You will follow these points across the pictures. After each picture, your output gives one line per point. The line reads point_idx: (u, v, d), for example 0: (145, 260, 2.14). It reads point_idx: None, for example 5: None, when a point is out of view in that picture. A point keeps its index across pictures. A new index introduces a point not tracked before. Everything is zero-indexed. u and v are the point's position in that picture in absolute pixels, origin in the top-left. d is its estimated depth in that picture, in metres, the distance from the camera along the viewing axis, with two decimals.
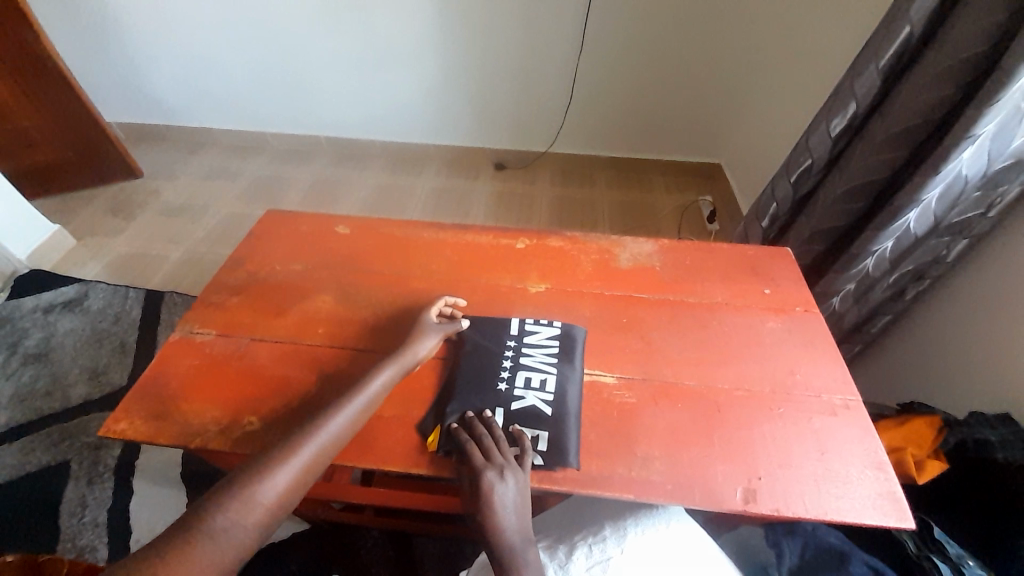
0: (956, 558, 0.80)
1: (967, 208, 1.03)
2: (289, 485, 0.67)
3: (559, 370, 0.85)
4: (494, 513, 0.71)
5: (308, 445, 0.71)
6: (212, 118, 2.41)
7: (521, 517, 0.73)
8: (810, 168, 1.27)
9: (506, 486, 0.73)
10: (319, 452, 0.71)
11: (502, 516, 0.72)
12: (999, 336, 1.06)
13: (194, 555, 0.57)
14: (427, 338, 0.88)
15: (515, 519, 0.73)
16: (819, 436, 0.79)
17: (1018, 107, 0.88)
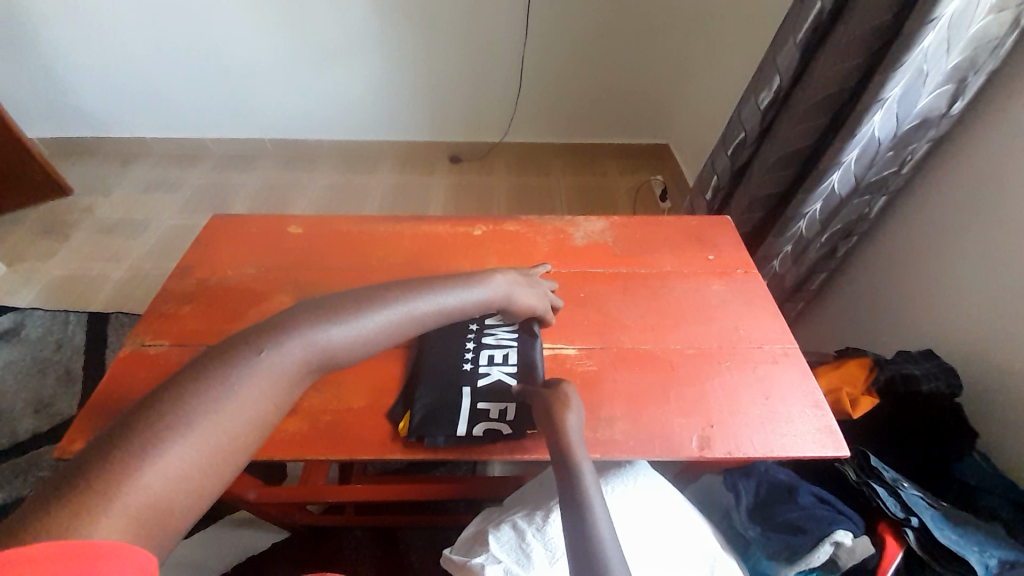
0: (891, 481, 0.87)
1: (883, 166, 1.12)
2: (271, 389, 0.58)
3: (521, 342, 0.87)
4: (562, 410, 0.73)
5: (295, 345, 0.61)
6: (146, 127, 2.28)
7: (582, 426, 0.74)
8: (745, 140, 1.35)
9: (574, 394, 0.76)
10: (307, 359, 0.62)
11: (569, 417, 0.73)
12: (918, 280, 1.18)
13: (173, 460, 0.50)
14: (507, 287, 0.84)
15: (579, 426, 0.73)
16: (763, 383, 0.86)
17: (918, 70, 0.97)
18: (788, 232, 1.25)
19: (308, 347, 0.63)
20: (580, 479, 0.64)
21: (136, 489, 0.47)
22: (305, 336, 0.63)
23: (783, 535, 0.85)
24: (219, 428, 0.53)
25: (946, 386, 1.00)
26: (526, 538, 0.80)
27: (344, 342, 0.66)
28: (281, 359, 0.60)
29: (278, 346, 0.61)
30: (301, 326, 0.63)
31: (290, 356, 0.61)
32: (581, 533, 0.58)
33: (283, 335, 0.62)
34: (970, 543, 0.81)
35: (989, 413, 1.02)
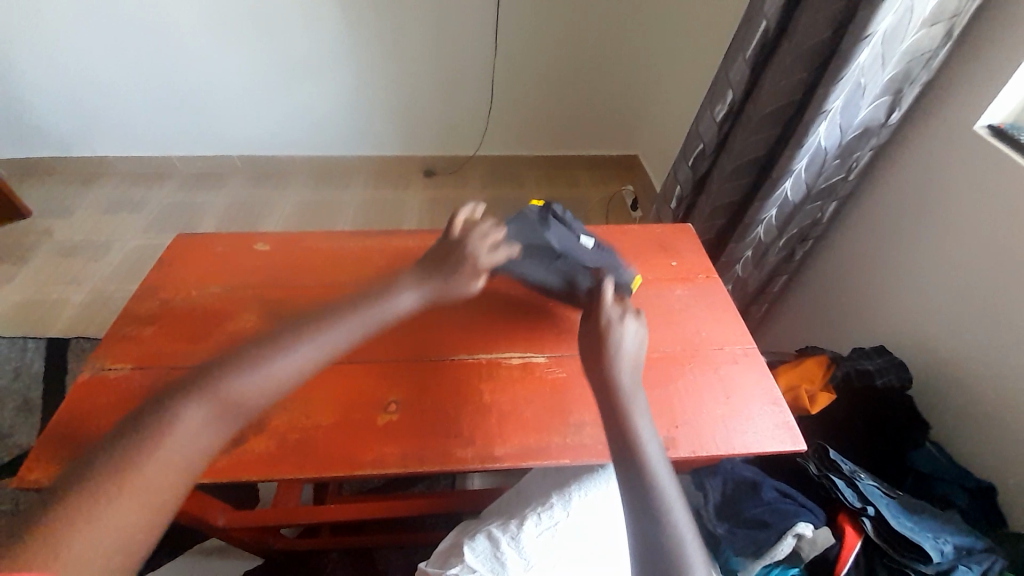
0: (849, 473, 0.91)
1: (831, 174, 1.19)
2: (184, 448, 0.72)
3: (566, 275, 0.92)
4: (618, 350, 0.82)
5: (197, 405, 0.74)
6: (110, 147, 2.23)
7: (636, 367, 0.82)
8: (704, 151, 1.41)
9: (634, 335, 0.85)
10: (216, 414, 0.75)
11: (622, 358, 0.81)
12: (868, 280, 1.25)
13: (107, 510, 0.64)
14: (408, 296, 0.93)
15: (630, 367, 0.81)
16: (724, 382, 0.90)
17: (857, 83, 1.04)
18: (747, 237, 1.31)
19: (211, 404, 0.75)
20: (637, 433, 0.73)
21: (78, 542, 0.61)
22: (207, 395, 0.75)
23: (750, 530, 0.88)
24: (141, 477, 0.67)
25: (897, 380, 1.06)
26: (501, 547, 0.81)
27: (244, 394, 0.78)
28: (191, 418, 0.73)
29: (184, 409, 0.73)
30: (200, 389, 0.75)
31: (195, 417, 0.73)
32: (639, 484, 0.69)
33: (189, 398, 0.74)
34: (924, 530, 0.84)
35: (938, 404, 1.08)
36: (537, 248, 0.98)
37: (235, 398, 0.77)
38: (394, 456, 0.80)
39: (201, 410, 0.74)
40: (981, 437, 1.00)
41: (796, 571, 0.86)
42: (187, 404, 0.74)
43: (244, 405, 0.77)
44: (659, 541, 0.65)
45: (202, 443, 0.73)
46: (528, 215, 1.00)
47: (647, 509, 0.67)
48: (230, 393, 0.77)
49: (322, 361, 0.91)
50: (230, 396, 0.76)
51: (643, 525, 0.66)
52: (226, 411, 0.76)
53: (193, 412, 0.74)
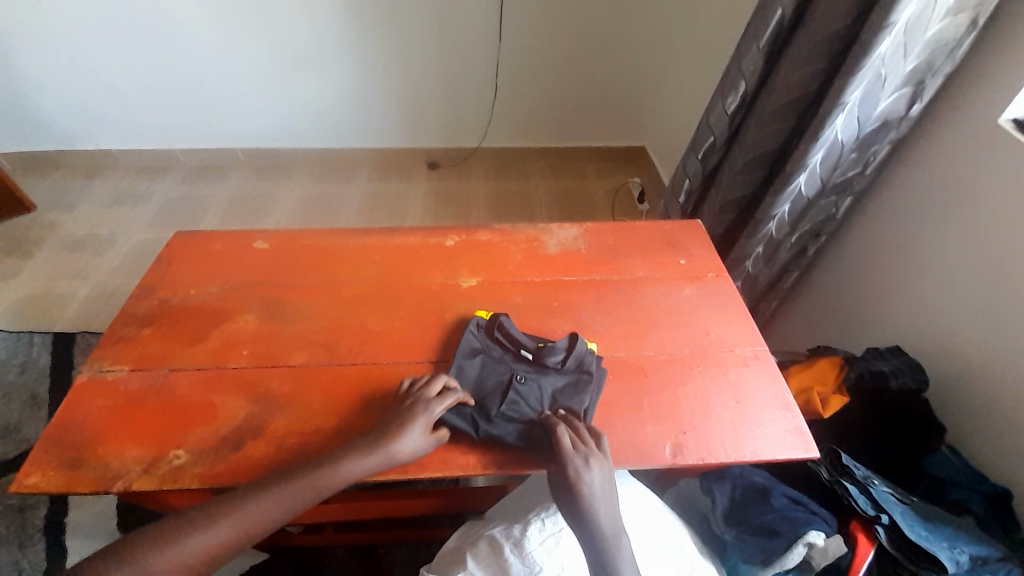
0: (862, 479, 0.89)
1: (847, 168, 1.15)
2: (185, 568, 0.66)
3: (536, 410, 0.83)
4: (591, 506, 0.71)
5: (214, 530, 0.68)
6: (113, 139, 2.21)
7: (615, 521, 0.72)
8: (714, 144, 1.36)
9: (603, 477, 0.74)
10: (229, 539, 0.69)
11: (596, 513, 0.71)
12: (883, 279, 1.21)
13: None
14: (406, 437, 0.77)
15: (610, 522, 0.71)
16: (734, 386, 0.88)
17: (877, 74, 1.00)
18: (758, 234, 1.27)
19: (226, 530, 0.69)
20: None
21: None
22: (225, 520, 0.69)
23: (759, 538, 0.85)
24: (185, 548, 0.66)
25: (913, 382, 1.03)
26: (505, 555, 0.79)
27: (261, 523, 0.70)
28: (203, 541, 0.67)
29: (202, 528, 0.68)
30: (220, 513, 0.69)
31: (207, 540, 0.67)
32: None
33: (209, 519, 0.68)
34: (940, 539, 0.82)
35: (954, 408, 1.05)
36: (494, 377, 0.87)
37: (247, 530, 0.69)
38: (394, 462, 0.79)
39: (215, 535, 0.68)
40: (998, 443, 0.97)
41: None
42: (205, 524, 0.68)
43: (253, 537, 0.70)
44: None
45: (207, 566, 0.68)
46: (471, 342, 0.91)
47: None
48: (246, 518, 0.70)
49: (322, 364, 0.90)
50: (245, 523, 0.69)
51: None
52: (239, 539, 0.69)
53: (207, 532, 0.68)
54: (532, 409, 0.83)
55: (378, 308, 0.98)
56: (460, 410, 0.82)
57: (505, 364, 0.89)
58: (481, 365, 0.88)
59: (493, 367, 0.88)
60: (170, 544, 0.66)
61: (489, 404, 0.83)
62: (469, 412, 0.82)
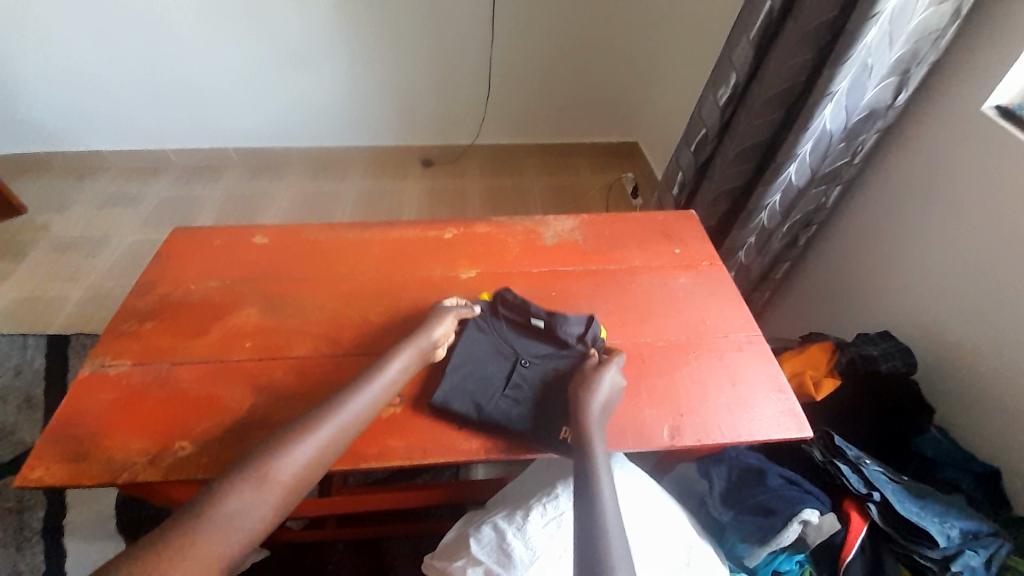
0: (854, 458, 0.91)
1: (836, 157, 1.17)
2: (296, 478, 0.70)
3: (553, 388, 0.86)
4: (590, 393, 0.80)
5: (313, 438, 0.73)
6: (103, 141, 2.20)
7: (608, 411, 0.81)
8: (706, 136, 1.38)
9: (613, 381, 0.82)
10: (326, 447, 0.73)
11: (595, 398, 0.80)
12: (873, 266, 1.23)
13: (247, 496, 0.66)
14: (424, 345, 0.86)
15: (601, 411, 0.80)
16: (729, 370, 0.90)
17: (863, 64, 1.02)
18: (751, 224, 1.29)
19: (327, 434, 0.74)
20: (592, 455, 0.73)
21: (213, 529, 0.63)
22: (323, 427, 0.74)
23: (756, 517, 0.88)
24: (282, 469, 0.70)
25: (902, 365, 1.05)
26: (508, 538, 0.81)
27: (350, 424, 0.76)
28: (300, 456, 0.71)
29: (302, 440, 0.72)
30: (314, 421, 0.74)
31: (312, 445, 0.72)
32: (588, 520, 0.65)
33: (306, 431, 0.73)
34: (930, 515, 0.84)
35: (942, 389, 1.08)
36: (496, 361, 0.89)
37: (340, 431, 0.75)
38: (398, 448, 0.80)
39: (319, 439, 0.73)
40: (985, 421, 1.00)
41: (802, 557, 0.86)
42: (305, 433, 0.73)
43: (347, 437, 0.76)
44: (593, 541, 0.63)
45: (316, 470, 0.72)
46: (473, 324, 0.92)
47: (592, 528, 0.64)
48: (339, 421, 0.75)
49: (324, 355, 0.91)
50: (339, 426, 0.75)
51: (586, 534, 0.64)
52: (338, 441, 0.74)
53: (311, 441, 0.72)
54: (536, 391, 0.85)
55: (378, 300, 0.99)
56: (466, 394, 0.84)
57: (507, 348, 0.90)
58: (483, 348, 0.90)
59: (495, 352, 0.90)
60: (275, 458, 0.70)
61: (493, 387, 0.85)
62: (474, 397, 0.83)
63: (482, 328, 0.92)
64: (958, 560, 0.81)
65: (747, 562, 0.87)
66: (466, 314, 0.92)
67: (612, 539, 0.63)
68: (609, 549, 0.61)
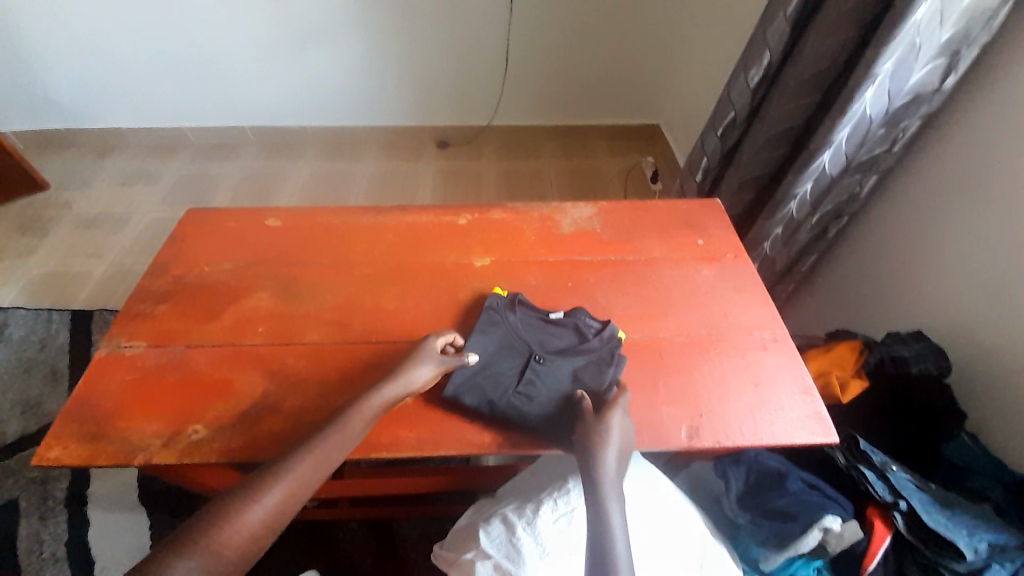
0: (880, 465, 0.87)
1: (874, 145, 1.10)
2: (281, 507, 0.66)
3: (571, 385, 0.83)
4: (602, 445, 0.71)
5: (279, 486, 0.67)
6: (122, 118, 2.20)
7: (622, 467, 0.72)
8: (734, 120, 1.31)
9: (625, 432, 0.75)
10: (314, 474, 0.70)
11: (608, 456, 0.71)
12: (908, 261, 1.17)
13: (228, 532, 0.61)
14: (421, 368, 0.81)
15: (617, 464, 0.71)
16: (752, 369, 0.86)
17: (911, 44, 0.95)
18: (778, 214, 1.23)
19: (289, 485, 0.68)
20: (607, 520, 0.63)
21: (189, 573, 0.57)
22: (285, 477, 0.68)
23: (774, 521, 0.86)
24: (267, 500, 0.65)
25: (935, 367, 1.00)
26: (517, 532, 0.80)
27: (316, 473, 0.70)
28: (287, 483, 0.68)
29: (267, 488, 0.66)
30: (276, 470, 0.68)
31: (274, 497, 0.66)
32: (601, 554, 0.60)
33: (272, 477, 0.67)
34: (958, 526, 0.80)
35: (975, 393, 1.02)
36: (509, 356, 0.86)
37: (304, 481, 0.69)
38: (409, 439, 0.79)
39: (282, 490, 0.67)
40: (1021, 429, 0.95)
41: (820, 564, 0.84)
42: (265, 485, 0.67)
43: (310, 488, 0.69)
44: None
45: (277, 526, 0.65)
46: (486, 318, 0.90)
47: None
48: (305, 468, 0.70)
49: (337, 341, 0.90)
50: (304, 474, 0.69)
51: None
52: (301, 491, 0.68)
53: (296, 469, 0.69)
54: (551, 388, 0.82)
55: (390, 287, 0.97)
56: (478, 389, 0.82)
57: (521, 342, 0.87)
58: (496, 342, 0.87)
59: (508, 347, 0.87)
60: (238, 510, 0.63)
61: (505, 382, 0.83)
62: (486, 392, 0.81)
63: (496, 321, 0.90)
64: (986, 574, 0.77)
65: (762, 567, 0.85)
66: (455, 365, 0.82)
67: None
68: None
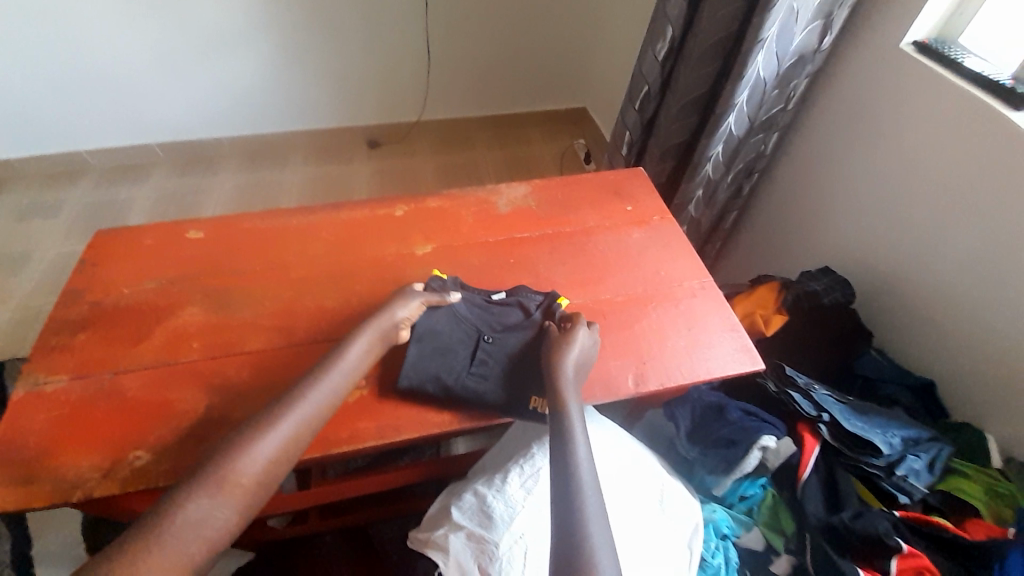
0: (804, 386, 0.97)
1: (771, 104, 1.21)
2: (271, 461, 0.68)
3: (527, 342, 0.88)
4: (560, 356, 0.81)
5: (268, 440, 0.69)
6: (4, 147, 1.97)
7: (579, 375, 0.81)
8: (649, 93, 1.39)
9: (585, 340, 0.84)
10: (299, 430, 0.72)
11: (568, 367, 0.80)
12: (812, 207, 1.29)
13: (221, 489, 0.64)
14: (410, 302, 0.87)
15: (577, 371, 0.81)
16: (686, 316, 0.94)
17: (790, 9, 1.04)
18: (697, 177, 1.31)
19: (275, 442, 0.69)
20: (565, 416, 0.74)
21: (179, 530, 0.60)
22: (269, 435, 0.69)
23: (721, 450, 0.94)
24: (257, 454, 0.68)
25: (842, 297, 1.14)
26: (488, 502, 0.82)
27: (309, 421, 0.73)
28: (274, 440, 0.69)
29: (255, 444, 0.68)
30: (263, 426, 0.70)
31: (269, 448, 0.69)
32: (567, 508, 0.63)
33: (259, 434, 0.69)
34: (874, 427, 0.92)
35: (878, 314, 1.16)
36: (458, 341, 0.87)
37: (296, 432, 0.71)
38: (369, 430, 0.80)
39: (271, 446, 0.69)
40: (917, 336, 1.09)
41: (765, 480, 0.94)
42: (255, 440, 0.68)
43: (310, 430, 0.73)
44: (566, 503, 0.63)
45: (278, 472, 0.69)
46: (431, 301, 0.90)
47: (568, 492, 0.65)
48: (296, 418, 0.72)
49: (279, 346, 0.87)
50: (298, 422, 0.72)
51: (562, 500, 0.64)
52: (294, 443, 0.71)
53: (280, 428, 0.70)
54: (503, 364, 0.85)
55: (333, 285, 0.96)
56: (432, 374, 0.83)
57: (468, 325, 0.89)
58: (444, 326, 0.89)
59: (456, 331, 0.88)
60: (230, 465, 0.66)
61: (458, 365, 0.84)
62: (439, 377, 0.82)
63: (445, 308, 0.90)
64: (900, 464, 0.89)
65: (716, 492, 0.95)
66: (436, 302, 0.89)
67: (586, 498, 0.64)
68: (582, 506, 0.63)
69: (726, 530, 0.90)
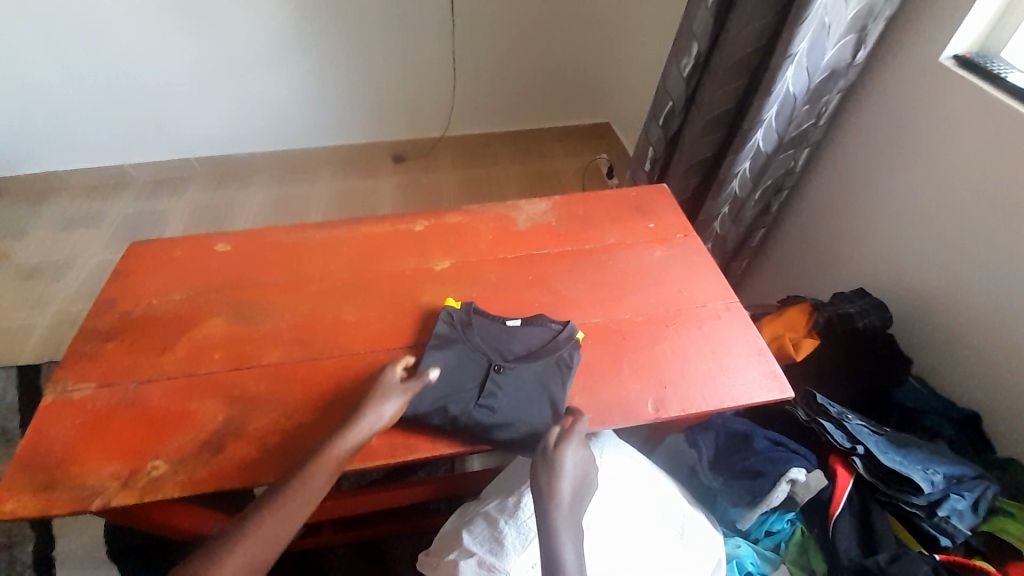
0: (837, 415, 0.92)
1: (801, 121, 1.18)
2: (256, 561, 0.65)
3: (541, 375, 0.85)
4: (555, 477, 0.73)
5: (251, 542, 0.66)
6: (57, 162, 2.09)
7: (580, 491, 0.75)
8: (673, 108, 1.37)
9: (583, 459, 0.76)
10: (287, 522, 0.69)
11: (562, 485, 0.73)
12: (846, 226, 1.24)
13: None
14: (387, 402, 0.78)
15: (573, 498, 0.73)
16: (710, 338, 0.91)
17: (820, 24, 1.02)
18: (723, 194, 1.27)
19: (260, 542, 0.67)
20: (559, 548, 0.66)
21: None
22: (255, 534, 0.67)
23: (745, 480, 0.91)
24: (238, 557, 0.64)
25: (878, 320, 1.07)
26: (500, 528, 0.80)
27: (287, 524, 0.69)
28: (255, 544, 0.66)
29: (238, 544, 0.65)
30: (250, 525, 0.67)
31: (252, 549, 0.66)
32: None
33: (244, 534, 0.66)
34: (914, 463, 0.86)
35: (916, 340, 1.10)
36: (468, 368, 0.85)
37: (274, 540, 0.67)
38: (382, 447, 0.79)
39: (255, 546, 0.66)
40: (960, 366, 1.02)
41: (793, 515, 0.90)
42: (238, 540, 0.66)
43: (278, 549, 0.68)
44: None
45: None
46: (443, 330, 0.90)
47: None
48: (284, 509, 0.70)
49: (296, 360, 0.88)
50: (275, 529, 0.68)
51: None
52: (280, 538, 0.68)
53: (265, 524, 0.68)
54: (512, 397, 0.82)
55: (353, 299, 0.97)
56: (440, 402, 0.81)
57: (479, 354, 0.87)
58: (457, 356, 0.87)
59: (467, 359, 0.86)
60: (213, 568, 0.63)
61: (466, 396, 0.82)
62: (446, 407, 0.80)
63: (451, 339, 0.89)
64: (943, 504, 0.83)
65: (740, 526, 0.90)
66: (418, 390, 0.81)
67: None
68: None
69: (750, 567, 0.86)
